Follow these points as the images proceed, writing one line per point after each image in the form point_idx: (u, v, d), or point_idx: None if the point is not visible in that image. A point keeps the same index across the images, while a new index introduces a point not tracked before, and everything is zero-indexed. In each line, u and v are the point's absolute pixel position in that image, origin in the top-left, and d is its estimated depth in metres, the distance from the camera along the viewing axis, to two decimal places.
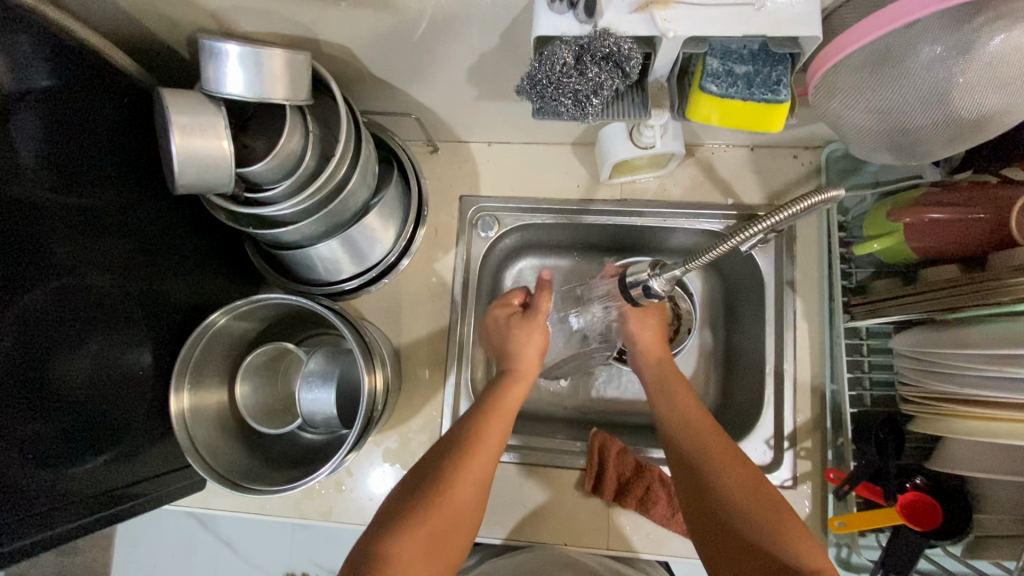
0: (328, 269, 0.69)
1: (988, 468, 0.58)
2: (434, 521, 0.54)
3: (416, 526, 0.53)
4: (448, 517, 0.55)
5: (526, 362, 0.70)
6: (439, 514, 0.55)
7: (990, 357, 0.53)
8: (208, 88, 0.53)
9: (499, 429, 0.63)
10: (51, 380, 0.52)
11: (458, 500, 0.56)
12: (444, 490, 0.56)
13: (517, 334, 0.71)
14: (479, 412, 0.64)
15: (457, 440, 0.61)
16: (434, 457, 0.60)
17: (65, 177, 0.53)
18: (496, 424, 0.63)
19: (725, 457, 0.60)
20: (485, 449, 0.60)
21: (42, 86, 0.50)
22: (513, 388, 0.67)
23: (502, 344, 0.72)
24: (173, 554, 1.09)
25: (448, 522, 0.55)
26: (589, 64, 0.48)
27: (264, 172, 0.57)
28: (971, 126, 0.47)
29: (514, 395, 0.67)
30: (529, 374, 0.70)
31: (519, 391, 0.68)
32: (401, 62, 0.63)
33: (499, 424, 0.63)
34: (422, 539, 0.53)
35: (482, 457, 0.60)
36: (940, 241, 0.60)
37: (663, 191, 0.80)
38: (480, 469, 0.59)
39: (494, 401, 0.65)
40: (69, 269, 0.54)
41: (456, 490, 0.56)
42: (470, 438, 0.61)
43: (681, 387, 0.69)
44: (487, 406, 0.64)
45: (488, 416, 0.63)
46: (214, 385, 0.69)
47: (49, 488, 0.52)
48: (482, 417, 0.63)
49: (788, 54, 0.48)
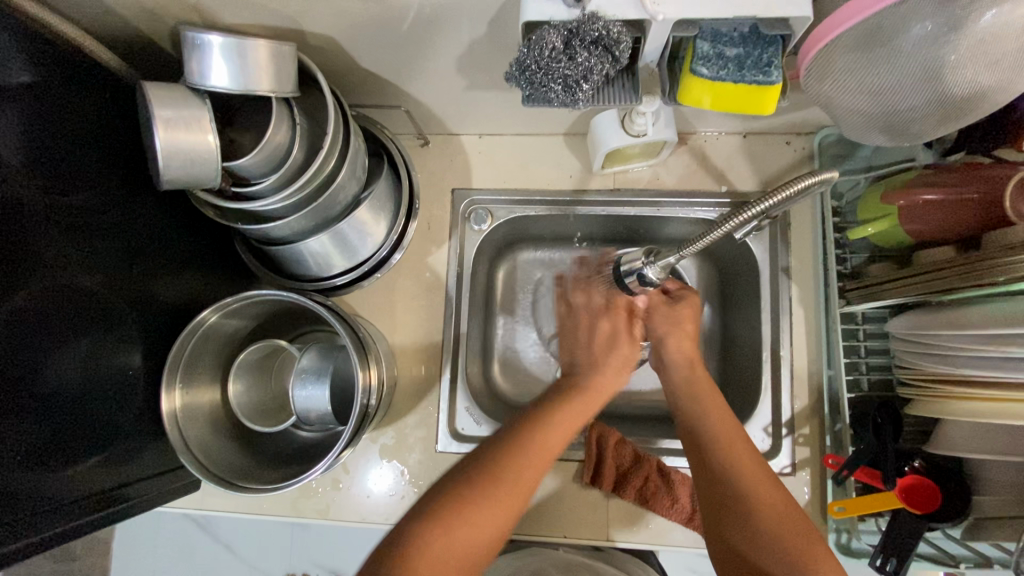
0: (320, 265, 0.68)
1: (986, 450, 0.58)
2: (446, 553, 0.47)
3: (462, 530, 0.48)
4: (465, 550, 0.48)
5: (603, 368, 0.63)
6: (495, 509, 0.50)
7: (988, 337, 0.53)
8: (192, 81, 0.51)
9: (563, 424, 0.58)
10: (40, 383, 0.51)
11: (510, 496, 0.51)
12: (499, 483, 0.52)
13: (618, 348, 0.64)
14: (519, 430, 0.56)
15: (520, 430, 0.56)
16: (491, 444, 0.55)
17: (49, 175, 0.52)
18: (566, 416, 0.58)
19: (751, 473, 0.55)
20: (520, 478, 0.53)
21: (23, 83, 0.49)
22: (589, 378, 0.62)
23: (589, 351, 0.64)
24: (173, 555, 1.09)
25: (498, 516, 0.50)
26: (578, 48, 0.47)
27: (250, 166, 0.56)
28: (963, 103, 0.47)
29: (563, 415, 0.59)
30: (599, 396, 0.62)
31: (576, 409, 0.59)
32: (389, 53, 0.62)
33: (567, 417, 0.58)
34: (468, 533, 0.49)
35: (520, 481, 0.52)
36: (936, 223, 0.60)
37: (657, 180, 0.79)
38: (539, 471, 0.54)
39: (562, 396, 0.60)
40: (55, 269, 0.53)
41: (513, 484, 0.52)
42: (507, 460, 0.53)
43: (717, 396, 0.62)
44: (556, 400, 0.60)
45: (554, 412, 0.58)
46: (207, 383, 0.68)
47: (39, 491, 0.51)
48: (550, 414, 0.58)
49: (778, 36, 0.47)
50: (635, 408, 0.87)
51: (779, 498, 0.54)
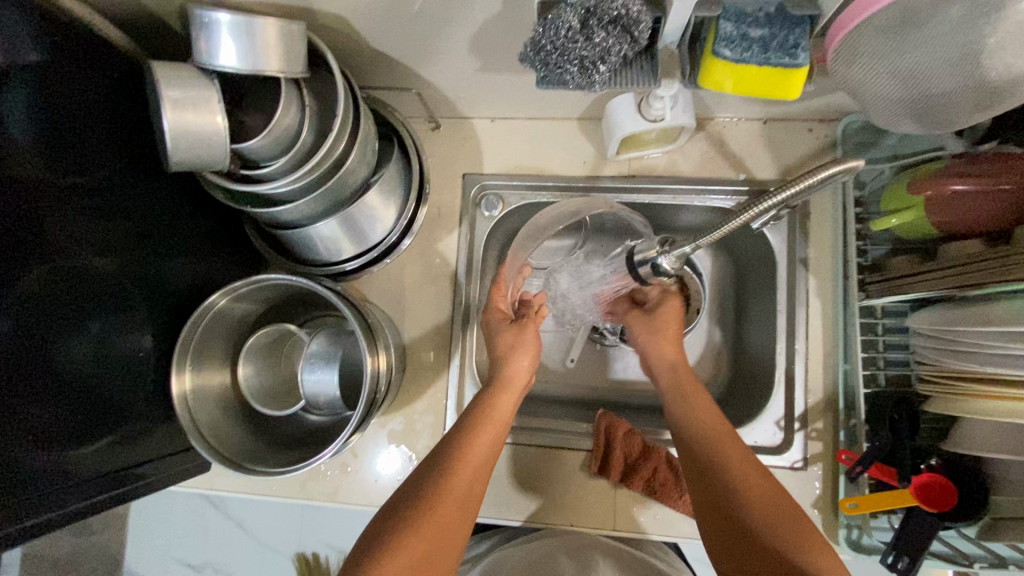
0: (330, 249, 0.68)
1: (1005, 450, 0.56)
2: (418, 546, 0.53)
3: (428, 524, 0.54)
4: (435, 537, 0.54)
5: (512, 373, 0.70)
6: (428, 535, 0.54)
7: (1010, 334, 0.51)
8: (200, 60, 0.51)
9: (486, 443, 0.62)
10: (53, 363, 0.52)
11: (459, 487, 0.58)
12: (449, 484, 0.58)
13: (521, 361, 0.70)
14: (464, 428, 0.63)
15: (448, 451, 0.61)
16: (418, 475, 0.59)
17: (61, 156, 0.52)
18: (481, 437, 0.62)
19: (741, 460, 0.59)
20: (472, 465, 0.60)
21: (31, 61, 0.49)
22: (497, 399, 0.67)
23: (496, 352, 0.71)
24: (189, 529, 1.12)
25: (436, 541, 0.54)
26: (595, 28, 0.45)
27: (259, 148, 0.55)
28: (1001, 90, 0.44)
29: (501, 406, 0.67)
30: (517, 386, 0.70)
31: (506, 403, 0.67)
32: (401, 32, 0.61)
33: (485, 438, 0.63)
34: (435, 530, 0.54)
35: (468, 471, 0.59)
36: (963, 215, 0.58)
37: (673, 167, 0.78)
38: (484, 462, 0.61)
39: (482, 414, 0.64)
40: (67, 252, 0.53)
41: (461, 481, 0.59)
42: (455, 453, 0.60)
43: (697, 392, 0.68)
44: (474, 420, 0.64)
45: (471, 432, 0.62)
46: (217, 366, 0.68)
47: (52, 467, 0.52)
48: (470, 432, 0.63)
49: (806, 16, 0.45)
50: (644, 398, 0.86)
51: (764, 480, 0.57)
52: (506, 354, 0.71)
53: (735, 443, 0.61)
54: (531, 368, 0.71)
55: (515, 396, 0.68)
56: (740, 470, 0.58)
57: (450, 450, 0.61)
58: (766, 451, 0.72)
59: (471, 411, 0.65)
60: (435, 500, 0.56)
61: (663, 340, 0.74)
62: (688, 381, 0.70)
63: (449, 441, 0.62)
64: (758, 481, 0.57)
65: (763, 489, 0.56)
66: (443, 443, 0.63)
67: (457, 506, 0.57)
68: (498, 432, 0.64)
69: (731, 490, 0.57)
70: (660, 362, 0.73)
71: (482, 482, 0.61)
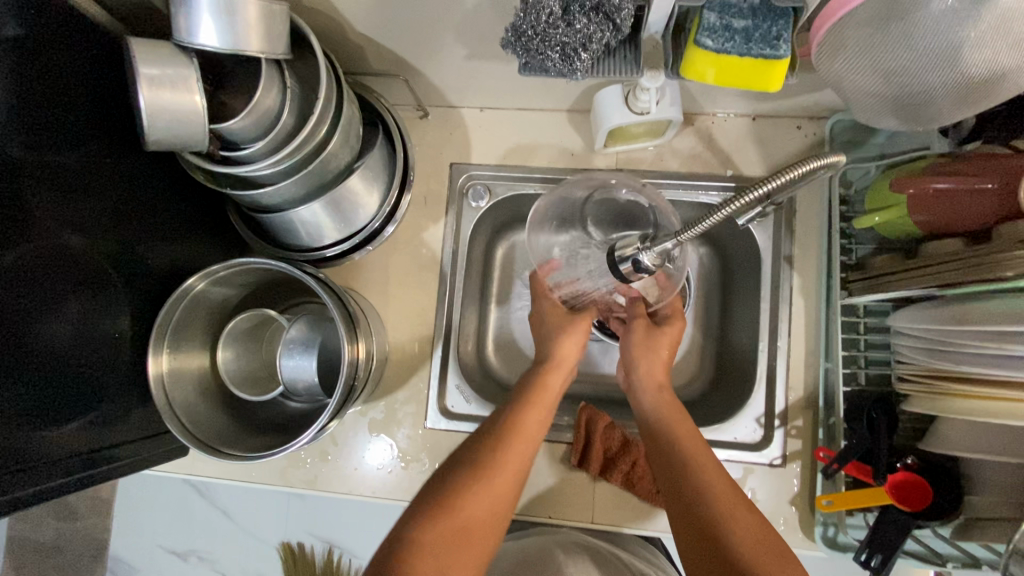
0: (312, 235, 0.67)
1: (981, 449, 0.56)
2: (467, 511, 0.54)
3: (478, 489, 0.55)
4: (485, 504, 0.55)
5: (564, 352, 0.71)
6: (480, 496, 0.55)
7: (990, 334, 0.51)
8: (179, 38, 0.50)
9: (538, 417, 0.63)
10: (31, 342, 0.52)
11: (511, 456, 0.59)
12: (501, 451, 0.59)
13: (561, 336, 0.71)
14: (518, 401, 0.64)
15: (497, 422, 0.62)
16: (471, 442, 0.61)
17: (40, 132, 0.51)
18: (530, 412, 0.63)
19: (713, 472, 0.57)
20: (525, 437, 0.61)
21: (10, 36, 0.48)
22: (548, 377, 0.68)
23: (543, 335, 0.73)
24: (174, 516, 1.12)
25: (487, 506, 0.55)
26: (577, 15, 0.45)
27: (239, 128, 0.54)
28: (983, 86, 0.44)
29: (552, 384, 0.68)
30: (568, 365, 0.71)
31: (557, 382, 0.68)
32: (385, 15, 0.60)
33: (537, 413, 0.63)
34: (486, 494, 0.56)
35: (522, 442, 0.60)
36: (946, 214, 0.57)
37: (661, 161, 0.77)
38: (537, 433, 0.62)
39: (533, 391, 0.65)
40: (46, 230, 0.53)
41: (515, 446, 0.59)
42: (508, 424, 0.61)
43: (682, 416, 0.64)
44: (526, 395, 0.65)
45: (523, 407, 0.63)
46: (196, 348, 0.68)
47: (22, 446, 0.52)
48: (521, 406, 0.63)
49: (790, 8, 0.45)
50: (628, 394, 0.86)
51: (732, 496, 0.55)
52: (554, 335, 0.72)
53: (707, 452, 0.60)
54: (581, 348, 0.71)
55: (564, 378, 0.69)
56: (711, 484, 0.56)
57: (502, 419, 0.62)
58: (745, 447, 0.72)
59: (521, 388, 0.67)
60: (486, 468, 0.57)
61: (655, 362, 0.70)
62: (672, 402, 0.66)
63: (500, 414, 0.63)
64: (728, 500, 0.54)
65: (737, 509, 0.54)
66: (496, 416, 0.64)
67: (512, 474, 0.58)
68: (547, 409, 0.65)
69: (704, 499, 0.55)
70: (647, 381, 0.69)
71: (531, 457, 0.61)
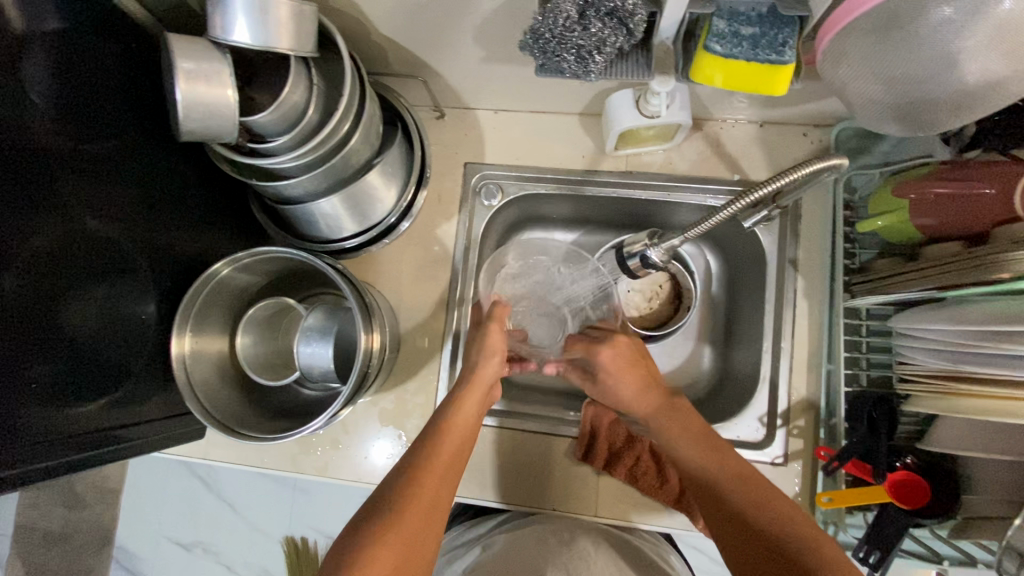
0: (331, 226, 0.70)
1: (980, 448, 0.57)
2: (383, 559, 0.53)
3: (395, 535, 0.54)
4: (405, 547, 0.54)
5: (477, 378, 0.71)
6: (397, 541, 0.54)
7: (989, 333, 0.53)
8: (214, 35, 0.52)
9: (449, 451, 0.64)
10: (59, 322, 0.54)
11: (424, 494, 0.58)
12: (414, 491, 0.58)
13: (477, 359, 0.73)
14: (427, 436, 0.64)
15: (409, 461, 0.61)
16: (385, 483, 0.60)
17: (79, 123, 0.54)
18: (444, 449, 0.63)
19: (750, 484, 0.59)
20: (437, 473, 0.61)
21: (51, 30, 0.51)
22: (461, 407, 0.68)
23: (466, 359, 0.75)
24: (181, 506, 1.14)
25: (405, 551, 0.54)
26: (592, 19, 0.47)
27: (268, 122, 0.57)
28: (982, 93, 0.46)
29: (466, 414, 0.68)
30: (481, 391, 0.71)
31: (470, 411, 0.68)
32: (408, 18, 0.63)
33: (449, 447, 0.64)
34: (403, 540, 0.54)
35: (433, 480, 0.60)
36: (946, 219, 0.59)
37: (669, 165, 0.79)
38: (451, 469, 0.63)
39: (445, 423, 0.65)
40: (79, 216, 0.55)
41: (426, 484, 0.59)
42: (418, 462, 0.61)
43: (704, 428, 0.67)
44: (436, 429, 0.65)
45: (433, 442, 0.63)
46: (216, 333, 0.70)
47: (50, 422, 0.54)
48: (432, 442, 0.63)
49: (796, 17, 0.47)
50: None
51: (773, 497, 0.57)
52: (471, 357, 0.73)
53: (739, 462, 0.62)
54: (498, 372, 0.73)
55: (479, 408, 0.69)
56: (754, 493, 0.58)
57: (411, 456, 0.62)
58: (747, 446, 0.74)
59: (433, 421, 0.67)
60: (399, 510, 0.56)
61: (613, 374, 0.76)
62: (671, 417, 0.70)
63: (412, 451, 0.63)
64: (776, 502, 0.57)
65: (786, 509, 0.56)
66: (408, 452, 0.63)
67: (424, 513, 0.58)
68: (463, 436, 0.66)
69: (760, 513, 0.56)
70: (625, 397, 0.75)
71: (446, 497, 0.61)
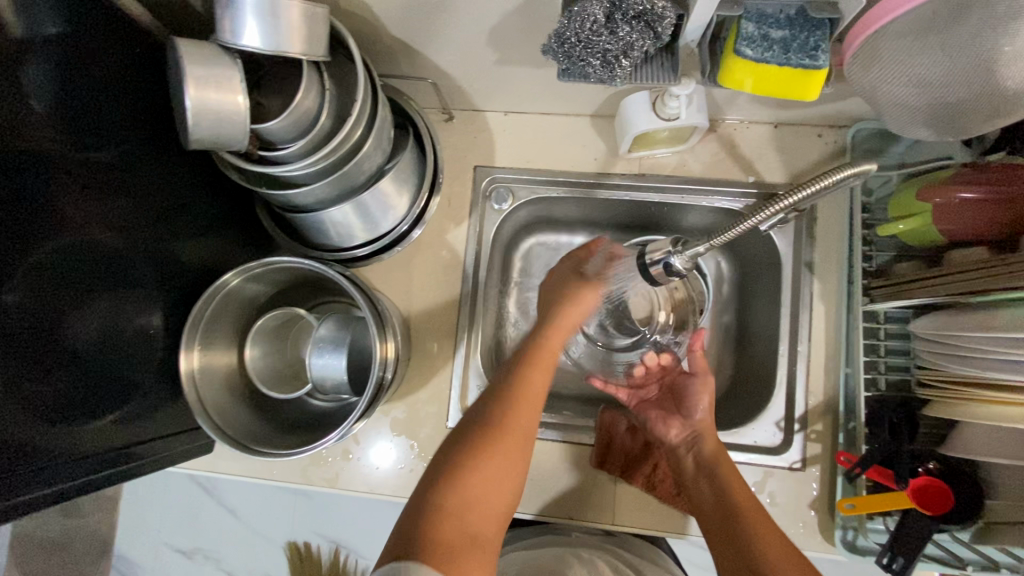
0: (341, 235, 0.68)
1: (1005, 455, 0.57)
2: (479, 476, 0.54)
3: (491, 457, 0.55)
4: (500, 467, 0.56)
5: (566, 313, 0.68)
6: (493, 463, 0.55)
7: (1014, 340, 0.52)
8: (225, 40, 0.51)
9: (540, 383, 0.62)
10: (64, 338, 0.52)
11: (520, 421, 0.59)
12: (507, 416, 0.58)
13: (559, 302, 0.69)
14: (518, 363, 0.63)
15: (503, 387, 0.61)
16: (480, 404, 0.60)
17: (81, 131, 0.52)
18: (535, 378, 0.62)
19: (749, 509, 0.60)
20: (530, 399, 0.61)
21: (52, 34, 0.49)
22: (549, 334, 0.66)
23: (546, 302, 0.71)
24: (181, 514, 1.12)
25: (498, 470, 0.55)
26: (620, 22, 0.46)
27: (279, 130, 0.55)
28: (1015, 99, 0.45)
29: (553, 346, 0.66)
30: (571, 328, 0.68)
31: (559, 341, 0.67)
32: (422, 20, 0.61)
33: (539, 375, 0.63)
34: (497, 461, 0.55)
35: (526, 408, 0.60)
36: (971, 225, 0.58)
37: (683, 167, 0.78)
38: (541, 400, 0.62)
39: (533, 352, 0.64)
40: (83, 228, 0.53)
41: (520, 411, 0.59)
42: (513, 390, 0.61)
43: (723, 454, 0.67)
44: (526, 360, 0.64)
45: (525, 371, 0.62)
46: (224, 346, 0.68)
47: (57, 443, 0.52)
48: (523, 372, 0.62)
49: (827, 20, 0.46)
50: None
51: (770, 526, 0.58)
52: (557, 300, 0.69)
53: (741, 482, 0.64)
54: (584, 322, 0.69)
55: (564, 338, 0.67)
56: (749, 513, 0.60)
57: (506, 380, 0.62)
58: (765, 451, 0.73)
59: (522, 349, 0.66)
60: (493, 434, 0.57)
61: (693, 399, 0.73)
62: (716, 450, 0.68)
63: (502, 376, 0.63)
64: (769, 532, 0.58)
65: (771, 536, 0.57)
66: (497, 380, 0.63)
67: (519, 440, 0.58)
68: (515, 459, 0.57)
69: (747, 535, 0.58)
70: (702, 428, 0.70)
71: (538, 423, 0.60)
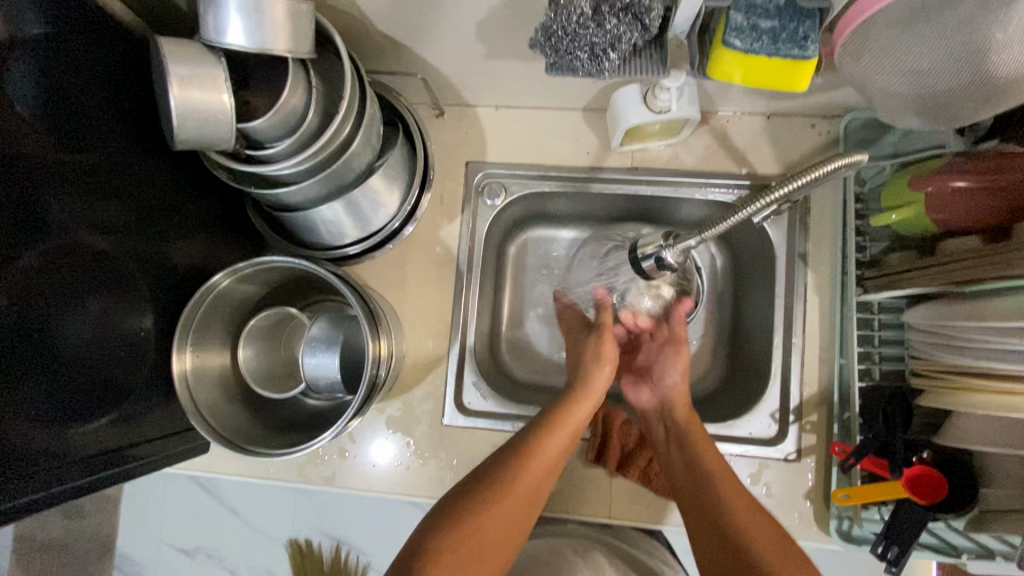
0: (333, 233, 0.68)
1: (998, 443, 0.57)
2: (484, 529, 0.55)
3: (499, 512, 0.56)
4: (507, 523, 0.56)
5: (591, 385, 0.71)
6: (499, 520, 0.56)
7: (1008, 330, 0.52)
8: (208, 37, 0.50)
9: (561, 444, 0.64)
10: (53, 341, 0.52)
11: (533, 482, 0.60)
12: (522, 474, 0.60)
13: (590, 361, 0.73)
14: (541, 425, 0.65)
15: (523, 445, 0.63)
16: (497, 458, 0.61)
17: (67, 133, 0.51)
18: (556, 443, 0.64)
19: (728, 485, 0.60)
20: (547, 459, 0.62)
21: (34, 35, 0.48)
22: (578, 405, 0.68)
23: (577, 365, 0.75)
24: (182, 514, 1.12)
25: (504, 523, 0.56)
26: (607, 15, 0.45)
27: (266, 129, 0.54)
28: (1006, 87, 0.44)
29: (578, 413, 0.68)
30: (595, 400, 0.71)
31: (583, 411, 0.69)
32: (409, 16, 0.61)
33: (559, 440, 0.64)
34: (504, 517, 0.56)
35: (541, 470, 0.61)
36: (964, 213, 0.59)
37: (676, 160, 0.78)
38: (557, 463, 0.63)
39: (561, 417, 0.66)
40: (70, 230, 0.53)
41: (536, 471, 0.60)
42: (531, 448, 0.62)
43: (702, 435, 0.67)
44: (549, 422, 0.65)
45: (547, 431, 0.64)
46: (217, 347, 0.68)
47: (48, 446, 0.52)
48: (546, 430, 0.64)
49: (817, 9, 0.45)
50: None
51: (744, 500, 0.58)
52: (586, 363, 0.73)
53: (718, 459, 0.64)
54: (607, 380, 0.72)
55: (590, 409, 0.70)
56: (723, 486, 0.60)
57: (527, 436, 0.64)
58: (760, 443, 0.73)
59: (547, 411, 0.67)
60: (507, 492, 0.58)
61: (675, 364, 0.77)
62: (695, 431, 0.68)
63: (523, 434, 0.64)
64: (744, 507, 0.57)
65: (747, 511, 0.57)
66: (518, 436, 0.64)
67: (528, 497, 0.59)
68: (521, 516, 0.59)
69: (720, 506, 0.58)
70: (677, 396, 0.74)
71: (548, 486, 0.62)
